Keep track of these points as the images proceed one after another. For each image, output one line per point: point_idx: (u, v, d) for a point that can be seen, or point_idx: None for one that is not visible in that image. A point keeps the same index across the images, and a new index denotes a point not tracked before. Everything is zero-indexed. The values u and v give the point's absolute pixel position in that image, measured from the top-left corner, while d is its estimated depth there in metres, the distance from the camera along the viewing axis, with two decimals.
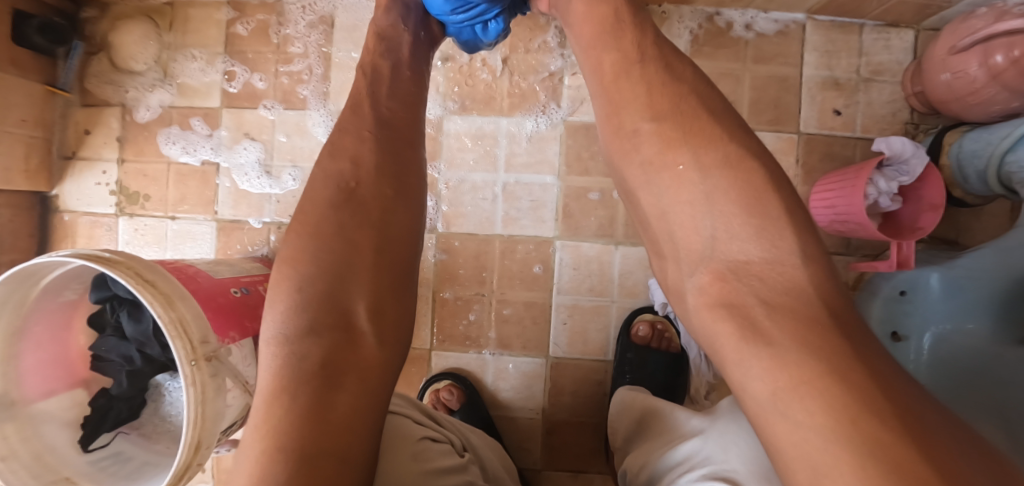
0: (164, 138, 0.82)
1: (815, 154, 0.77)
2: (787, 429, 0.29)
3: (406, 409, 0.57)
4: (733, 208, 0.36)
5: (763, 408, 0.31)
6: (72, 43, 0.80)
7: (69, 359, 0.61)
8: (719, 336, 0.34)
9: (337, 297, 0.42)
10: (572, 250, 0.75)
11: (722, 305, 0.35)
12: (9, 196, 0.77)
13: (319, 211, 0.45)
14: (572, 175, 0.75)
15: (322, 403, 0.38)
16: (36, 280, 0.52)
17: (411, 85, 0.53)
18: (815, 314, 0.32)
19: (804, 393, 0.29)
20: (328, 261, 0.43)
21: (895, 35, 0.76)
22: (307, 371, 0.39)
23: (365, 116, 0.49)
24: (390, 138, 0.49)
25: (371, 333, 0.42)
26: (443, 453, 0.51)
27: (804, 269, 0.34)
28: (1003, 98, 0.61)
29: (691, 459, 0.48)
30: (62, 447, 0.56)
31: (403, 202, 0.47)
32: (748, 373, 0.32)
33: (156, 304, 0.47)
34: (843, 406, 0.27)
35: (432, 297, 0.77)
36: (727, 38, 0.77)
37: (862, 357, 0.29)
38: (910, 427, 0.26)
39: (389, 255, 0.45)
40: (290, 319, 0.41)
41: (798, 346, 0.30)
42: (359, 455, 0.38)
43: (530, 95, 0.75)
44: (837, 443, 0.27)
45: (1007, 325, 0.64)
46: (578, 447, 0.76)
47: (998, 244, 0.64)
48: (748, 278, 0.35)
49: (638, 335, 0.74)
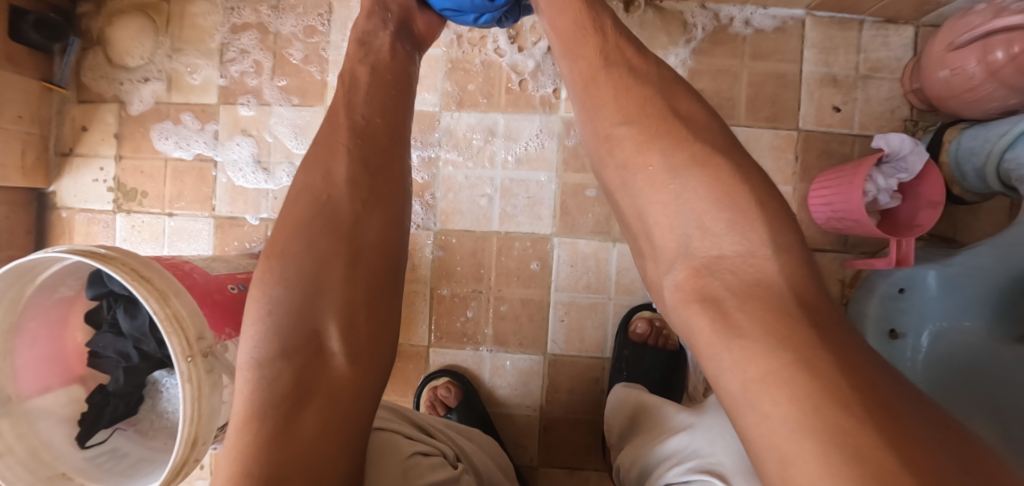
0: (157, 133, 0.82)
1: (813, 151, 0.77)
2: (755, 421, 0.29)
3: (395, 423, 0.57)
4: (709, 201, 0.36)
5: (735, 401, 0.30)
6: (68, 39, 0.80)
7: (65, 355, 0.60)
8: (694, 329, 0.34)
9: (308, 317, 0.42)
10: (569, 247, 0.75)
11: (699, 298, 0.34)
12: (5, 192, 0.77)
13: (291, 228, 0.44)
14: (568, 172, 0.75)
15: (291, 428, 0.40)
16: (33, 276, 0.52)
17: (405, 77, 0.53)
18: (784, 303, 0.31)
19: (772, 383, 0.28)
20: (298, 281, 0.42)
21: (893, 31, 0.76)
22: (278, 394, 0.40)
23: (340, 126, 0.48)
24: (365, 148, 0.48)
25: (341, 352, 0.42)
26: (433, 467, 0.51)
27: (775, 259, 0.33)
28: (1001, 95, 0.61)
29: (679, 454, 0.48)
30: (57, 443, 0.56)
31: (377, 214, 0.46)
32: (720, 366, 0.31)
33: (151, 301, 0.47)
34: (808, 396, 0.27)
35: (430, 293, 0.77)
36: (725, 35, 0.76)
37: (833, 347, 0.29)
38: (877, 417, 0.26)
39: (362, 270, 0.44)
40: (262, 340, 0.41)
41: (767, 337, 0.30)
42: (331, 471, 0.40)
43: (528, 92, 0.75)
44: (801, 432, 0.26)
45: (1005, 323, 0.64)
46: (573, 444, 0.76)
47: (995, 241, 0.64)
48: (721, 272, 0.34)
49: (636, 333, 0.74)
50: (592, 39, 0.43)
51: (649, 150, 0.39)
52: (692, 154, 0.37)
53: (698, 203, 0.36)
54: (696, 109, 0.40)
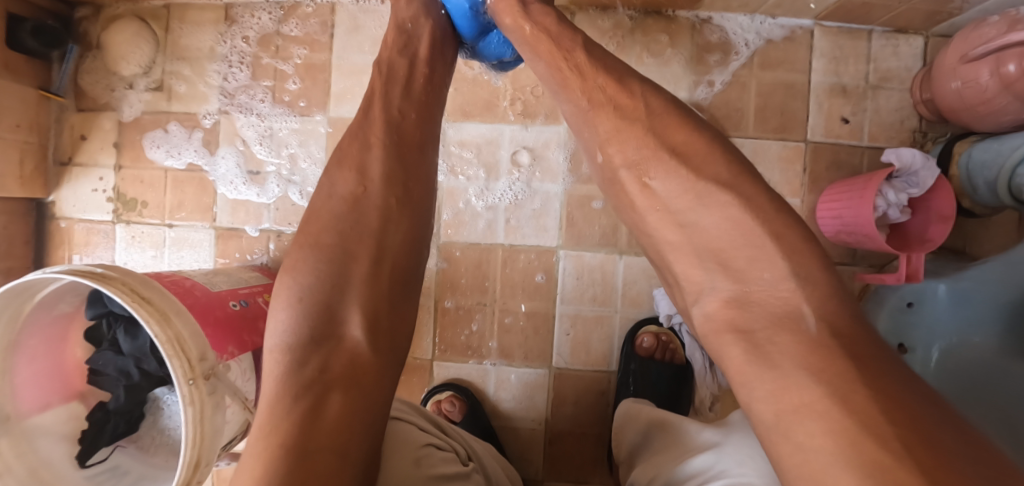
0: (149, 142, 0.81)
1: (822, 162, 0.76)
2: (790, 451, 0.30)
3: (411, 415, 0.56)
4: (727, 231, 0.37)
5: (769, 429, 0.31)
6: (67, 46, 0.79)
7: (65, 371, 0.60)
8: (727, 358, 0.35)
9: (335, 306, 0.43)
10: (575, 259, 0.74)
11: (731, 328, 0.35)
12: (3, 202, 0.76)
13: (321, 222, 0.45)
14: (574, 183, 0.74)
15: (319, 407, 0.39)
16: (31, 294, 0.51)
17: (420, 88, 0.51)
18: (817, 334, 0.32)
19: (806, 415, 0.29)
20: (328, 272, 0.43)
21: (903, 41, 0.75)
22: (306, 376, 0.40)
23: (375, 120, 0.48)
24: (398, 143, 0.48)
25: (363, 339, 0.43)
26: (445, 460, 0.50)
27: (801, 289, 0.34)
28: (1015, 108, 0.60)
29: (705, 473, 0.47)
30: (56, 461, 0.55)
31: (410, 210, 0.47)
32: (752, 393, 0.32)
33: (152, 323, 0.46)
34: (844, 429, 0.27)
35: (434, 306, 0.76)
36: (732, 44, 0.75)
37: (871, 380, 0.29)
38: (916, 451, 0.25)
39: (387, 266, 0.45)
40: (291, 326, 0.41)
41: (802, 370, 0.31)
42: (357, 450, 0.39)
43: (533, 101, 0.74)
44: (839, 466, 0.27)
45: (1014, 339, 0.64)
46: (580, 457, 0.75)
47: (1007, 257, 0.64)
48: (750, 305, 0.35)
49: (642, 346, 0.72)
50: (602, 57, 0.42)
51: (660, 157, 0.39)
52: (713, 180, 0.37)
53: (709, 219, 0.37)
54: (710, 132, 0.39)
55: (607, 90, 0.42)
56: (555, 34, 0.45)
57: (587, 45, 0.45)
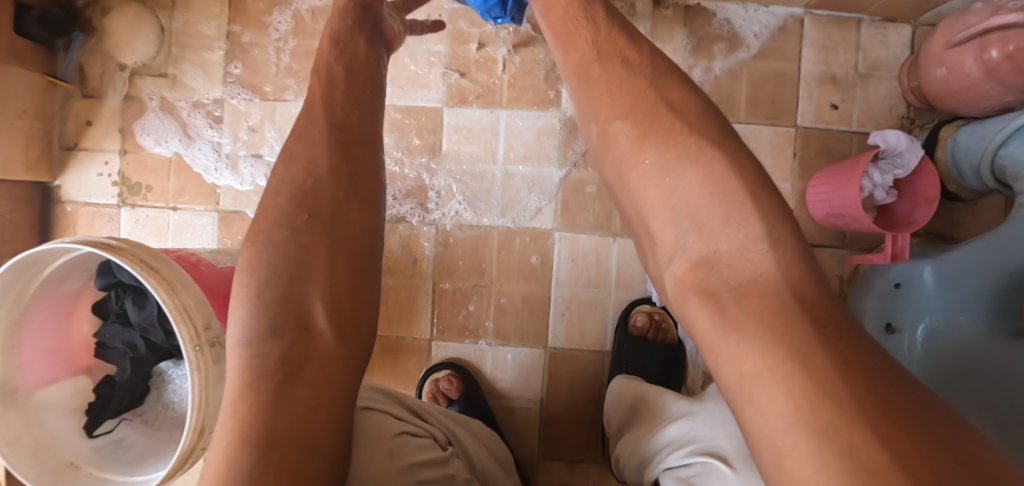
0: (140, 128, 0.83)
1: (812, 148, 0.78)
2: (751, 413, 0.30)
3: (387, 404, 0.58)
4: (703, 192, 0.37)
5: (734, 392, 0.31)
6: (72, 34, 0.81)
7: (71, 348, 0.62)
8: (693, 321, 0.35)
9: (293, 297, 0.42)
10: (570, 243, 0.76)
11: (701, 292, 0.35)
12: (11, 186, 0.78)
13: (270, 219, 0.45)
14: (569, 168, 0.76)
15: (284, 396, 0.39)
16: (41, 267, 0.53)
17: (361, 76, 0.53)
18: (782, 300, 0.31)
19: (767, 378, 0.29)
20: (284, 266, 0.43)
21: (892, 30, 0.77)
22: (271, 369, 0.40)
23: (318, 120, 0.49)
24: (343, 140, 0.49)
25: (327, 327, 0.42)
26: (421, 447, 0.52)
27: (773, 252, 0.34)
28: (997, 94, 0.62)
29: (676, 441, 0.50)
30: (64, 433, 0.57)
31: (358, 201, 0.47)
32: (718, 359, 0.32)
33: (161, 290, 0.48)
34: (803, 391, 0.27)
35: (432, 288, 0.77)
36: (724, 32, 0.77)
37: (832, 347, 0.29)
38: (873, 417, 0.26)
39: (345, 254, 0.45)
40: (251, 321, 0.41)
41: (764, 333, 0.30)
42: (325, 439, 0.39)
43: (530, 89, 0.76)
44: (798, 427, 0.27)
45: (997, 322, 0.64)
46: (574, 439, 0.77)
47: (990, 237, 0.66)
48: (719, 267, 0.35)
49: (636, 325, 0.74)
50: (579, 21, 0.46)
51: (659, 113, 0.41)
52: (702, 136, 0.39)
53: (687, 182, 0.38)
54: (698, 106, 0.41)
55: (617, 49, 0.44)
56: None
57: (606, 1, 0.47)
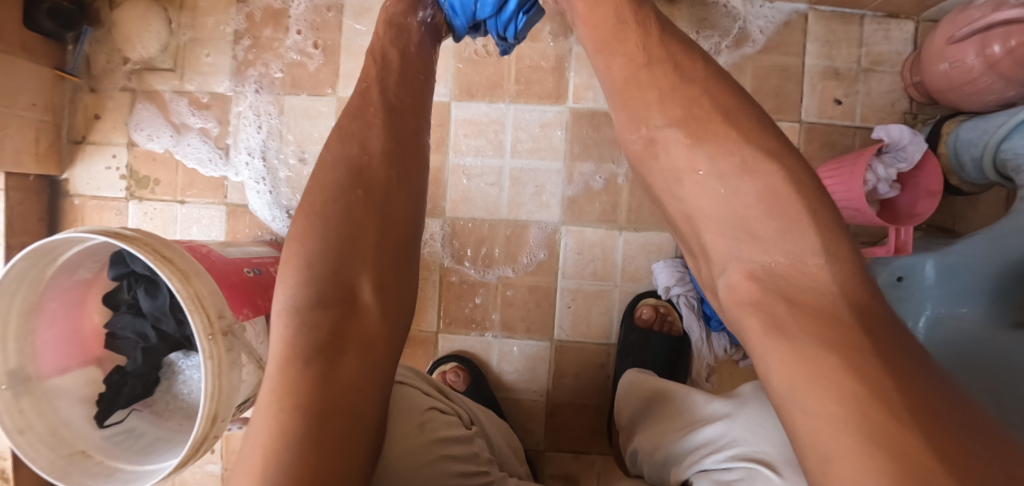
0: (134, 125, 0.83)
1: (815, 142, 0.79)
2: (802, 418, 0.32)
3: (413, 380, 0.59)
4: (757, 202, 0.39)
5: (783, 398, 0.34)
6: (82, 28, 0.81)
7: (82, 337, 0.63)
8: (748, 329, 0.38)
9: (342, 272, 0.44)
10: (576, 235, 0.77)
11: (755, 300, 0.38)
12: (20, 179, 0.78)
13: (326, 192, 0.46)
14: (575, 161, 0.77)
15: (333, 369, 0.42)
16: (54, 256, 0.53)
17: (413, 87, 0.54)
18: (837, 312, 0.34)
19: (819, 385, 0.31)
20: (335, 238, 0.44)
21: (894, 25, 0.78)
22: (319, 339, 0.42)
23: (375, 101, 0.50)
24: (393, 123, 0.50)
25: (372, 304, 0.45)
26: (448, 424, 0.54)
27: (829, 267, 0.36)
28: (999, 88, 0.63)
29: (715, 441, 0.50)
30: (77, 422, 0.57)
31: (403, 187, 0.49)
32: (768, 365, 0.35)
33: (174, 279, 0.48)
34: (854, 397, 0.30)
35: (439, 280, 0.78)
36: (727, 28, 0.78)
37: (882, 354, 0.31)
38: (918, 418, 0.28)
39: (392, 237, 0.47)
40: (302, 292, 0.43)
41: (817, 342, 0.33)
42: (369, 410, 0.43)
43: (536, 82, 0.76)
44: (848, 432, 0.29)
45: (1000, 310, 0.66)
46: (580, 429, 0.78)
47: (992, 231, 0.67)
48: (776, 280, 0.38)
49: (641, 318, 0.75)
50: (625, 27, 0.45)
51: (712, 118, 0.41)
52: (757, 147, 0.40)
53: (743, 189, 0.39)
54: (707, 95, 0.42)
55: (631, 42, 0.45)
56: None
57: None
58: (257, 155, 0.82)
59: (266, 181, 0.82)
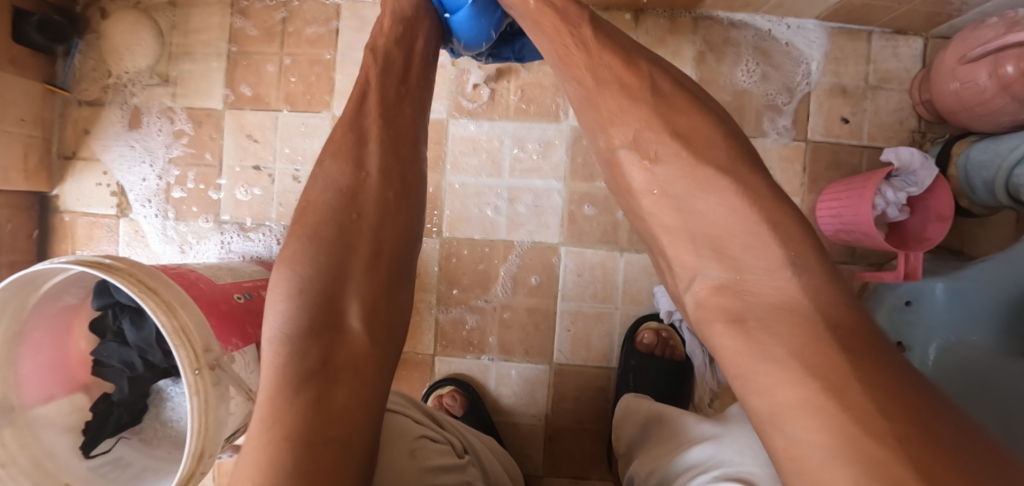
0: (118, 140, 0.82)
1: (822, 162, 0.77)
2: (786, 444, 0.31)
3: (406, 408, 0.58)
4: (724, 217, 0.37)
5: (766, 422, 0.33)
6: (72, 41, 0.80)
7: (68, 363, 0.61)
8: (721, 347, 0.37)
9: (333, 299, 0.42)
10: (576, 256, 0.75)
11: (726, 315, 0.36)
12: (9, 196, 0.77)
13: (318, 215, 0.44)
14: (575, 181, 0.75)
15: (324, 397, 0.39)
16: (36, 286, 0.52)
17: (392, 93, 0.49)
18: (812, 327, 0.32)
19: (805, 411, 0.30)
20: (327, 264, 0.43)
21: (903, 42, 0.76)
22: (308, 367, 0.40)
23: (371, 113, 0.48)
24: (395, 138, 0.48)
25: (362, 331, 0.43)
26: (439, 452, 0.51)
27: (797, 279, 0.35)
28: (1012, 109, 0.61)
29: (704, 464, 0.48)
30: (61, 453, 0.56)
31: (405, 205, 0.47)
32: (748, 386, 0.34)
33: (159, 312, 0.47)
34: (840, 424, 0.28)
35: (436, 302, 0.76)
36: (731, 44, 0.76)
37: (865, 373, 0.29)
38: (908, 444, 0.26)
39: (386, 258, 0.45)
40: (291, 316, 0.41)
41: (797, 363, 0.32)
42: (360, 440, 0.40)
43: (537, 101, 0.75)
44: (835, 461, 0.28)
45: (1010, 336, 0.64)
46: (578, 454, 0.76)
47: (1002, 258, 0.64)
48: (743, 293, 0.36)
49: (642, 342, 0.73)
50: (619, 55, 0.43)
51: (660, 138, 0.40)
52: (712, 165, 0.38)
53: (706, 204, 0.38)
54: (711, 130, 0.40)
55: (611, 73, 0.42)
56: (570, 11, 0.44)
57: (605, 26, 0.44)
58: (155, 173, 0.82)
59: (152, 203, 0.82)
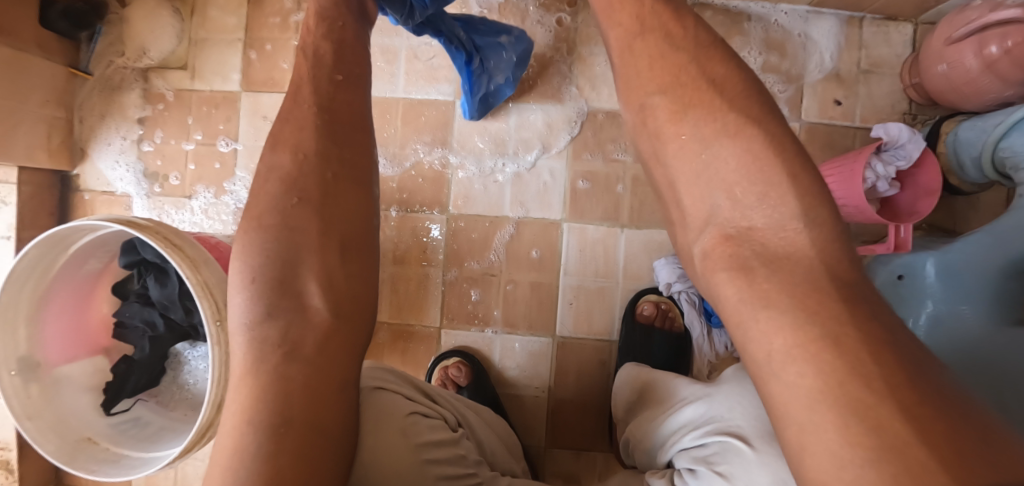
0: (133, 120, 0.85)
1: (816, 143, 0.79)
2: (779, 389, 0.30)
3: (396, 384, 0.55)
4: (742, 168, 0.34)
5: (761, 368, 0.31)
6: (95, 27, 0.83)
7: (90, 327, 0.64)
8: (722, 295, 0.34)
9: (286, 282, 0.39)
10: (578, 233, 0.77)
11: (731, 263, 0.34)
12: (32, 173, 0.80)
13: (260, 205, 0.40)
14: (578, 160, 0.78)
15: (285, 381, 0.37)
16: (66, 246, 0.55)
17: (351, 56, 0.46)
18: (819, 283, 0.31)
19: (798, 356, 0.29)
20: (278, 252, 0.39)
21: (893, 28, 0.79)
22: (271, 354, 0.38)
23: (306, 96, 0.42)
24: (331, 120, 0.43)
25: (325, 309, 0.40)
26: (433, 428, 0.49)
27: (807, 231, 0.33)
28: (996, 88, 0.64)
29: (693, 422, 0.52)
30: (83, 411, 0.59)
31: (351, 183, 0.42)
32: (746, 335, 0.32)
33: (184, 265, 0.49)
34: (833, 369, 0.28)
35: (443, 279, 0.79)
36: (727, 31, 0.80)
37: (859, 319, 0.29)
38: (896, 388, 0.27)
39: (338, 236, 0.40)
40: (248, 308, 0.38)
41: (796, 308, 0.30)
42: (332, 423, 0.38)
43: (542, 82, 0.78)
44: (823, 403, 0.28)
45: (1006, 306, 0.63)
46: (580, 428, 0.78)
47: (991, 228, 0.67)
48: (751, 242, 0.34)
49: (642, 314, 0.75)
50: None
51: None
52: None
53: None
54: None
55: None
56: None
57: None
58: (121, 136, 0.85)
59: (122, 161, 0.85)
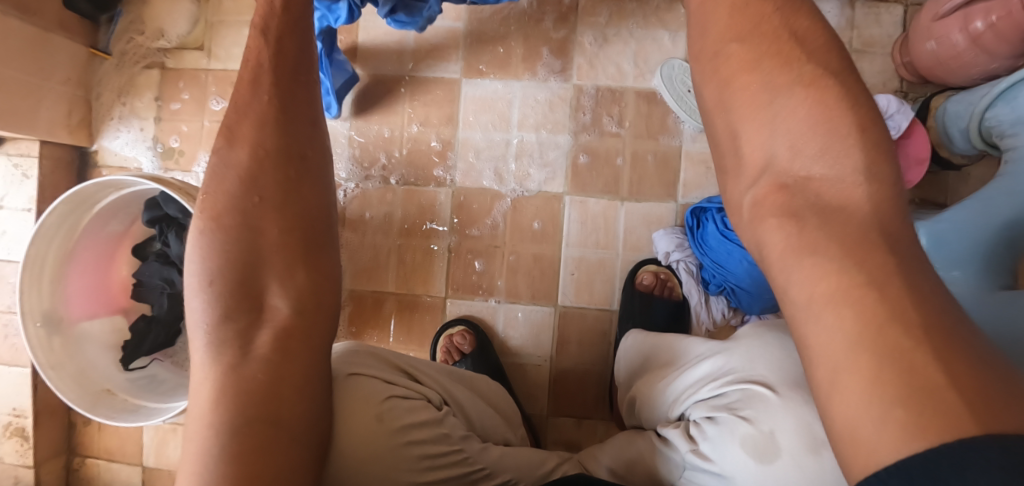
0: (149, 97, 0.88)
1: None
2: (816, 334, 0.28)
3: (369, 365, 0.49)
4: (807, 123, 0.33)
5: (799, 312, 0.30)
6: (115, 10, 0.86)
7: (110, 288, 0.68)
8: (768, 245, 0.33)
9: (246, 283, 0.41)
10: (579, 206, 0.80)
11: (780, 210, 0.33)
12: (52, 149, 0.83)
13: (216, 202, 0.42)
14: (582, 135, 0.80)
15: (241, 380, 0.38)
16: (90, 206, 0.60)
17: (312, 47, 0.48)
18: (866, 232, 0.29)
19: (838, 301, 0.28)
20: (235, 251, 0.41)
21: (884, 10, 0.82)
22: (232, 355, 0.39)
23: (263, 93, 0.44)
24: (287, 117, 0.44)
25: (287, 307, 0.41)
26: (416, 409, 0.46)
27: (868, 188, 0.31)
28: (982, 62, 0.67)
29: (713, 373, 0.54)
30: (103, 365, 0.63)
31: (309, 182, 0.44)
32: (788, 280, 0.31)
33: None
34: (870, 314, 0.26)
35: (447, 250, 0.81)
36: None
37: (905, 271, 0.28)
38: (933, 337, 0.25)
39: (299, 233, 0.43)
40: (204, 310, 0.40)
41: (842, 255, 0.29)
42: (298, 416, 0.38)
43: (544, 59, 0.81)
44: (860, 347, 0.26)
45: (993, 274, 0.62)
46: (582, 396, 0.80)
47: (980, 195, 0.68)
48: (808, 193, 0.33)
49: (642, 283, 0.77)
50: None
51: None
52: None
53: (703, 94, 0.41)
54: None
55: None
56: None
57: None
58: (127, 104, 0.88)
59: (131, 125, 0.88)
